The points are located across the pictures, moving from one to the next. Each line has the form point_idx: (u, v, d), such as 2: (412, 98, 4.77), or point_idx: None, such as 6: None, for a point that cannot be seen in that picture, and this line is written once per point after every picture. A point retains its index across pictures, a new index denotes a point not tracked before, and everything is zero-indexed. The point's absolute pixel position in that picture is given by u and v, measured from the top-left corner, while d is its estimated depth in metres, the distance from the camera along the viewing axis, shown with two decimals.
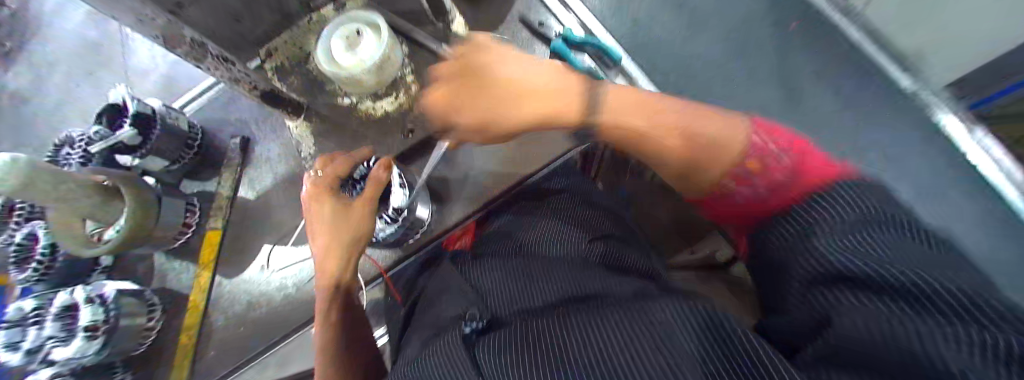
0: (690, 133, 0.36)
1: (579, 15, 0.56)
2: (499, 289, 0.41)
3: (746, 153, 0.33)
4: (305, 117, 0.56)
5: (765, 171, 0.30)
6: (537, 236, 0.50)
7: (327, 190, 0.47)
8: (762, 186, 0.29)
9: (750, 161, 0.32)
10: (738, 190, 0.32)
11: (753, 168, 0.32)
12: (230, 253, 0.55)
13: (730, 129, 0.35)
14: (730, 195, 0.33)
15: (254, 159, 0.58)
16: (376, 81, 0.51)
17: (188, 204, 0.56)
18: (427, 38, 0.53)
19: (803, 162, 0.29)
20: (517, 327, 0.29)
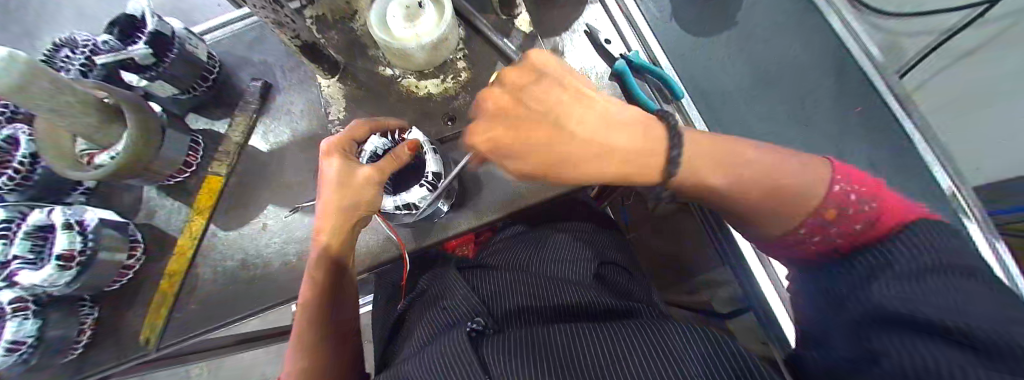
0: (777, 177, 0.33)
1: (645, 40, 0.54)
2: (498, 301, 0.40)
3: (823, 197, 0.31)
4: (340, 78, 0.51)
5: (847, 220, 0.30)
6: (542, 255, 0.50)
7: (343, 151, 0.40)
8: (842, 236, 0.30)
9: (829, 208, 0.31)
10: (814, 239, 0.32)
11: (831, 214, 0.31)
12: (230, 204, 0.51)
13: (812, 174, 0.33)
14: (804, 244, 0.33)
15: (274, 108, 0.54)
16: (427, 60, 0.49)
17: (192, 142, 0.52)
18: (488, 27, 0.50)
19: (885, 207, 0.29)
20: (516, 333, 0.32)
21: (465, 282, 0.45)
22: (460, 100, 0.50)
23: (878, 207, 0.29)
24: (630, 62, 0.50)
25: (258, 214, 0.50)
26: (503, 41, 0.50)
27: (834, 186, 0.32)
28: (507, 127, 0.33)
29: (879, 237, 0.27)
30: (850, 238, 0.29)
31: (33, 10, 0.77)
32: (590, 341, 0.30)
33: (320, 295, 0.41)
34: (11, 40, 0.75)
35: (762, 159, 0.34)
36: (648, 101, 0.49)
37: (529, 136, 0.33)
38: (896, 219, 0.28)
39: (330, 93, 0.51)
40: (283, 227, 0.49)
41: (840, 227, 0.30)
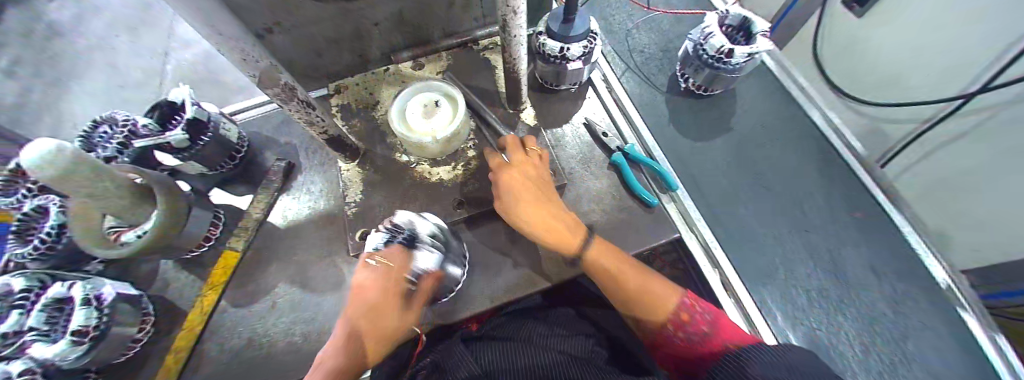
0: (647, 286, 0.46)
1: (642, 134, 0.60)
2: (504, 368, 0.40)
3: (679, 307, 0.44)
4: (359, 162, 0.55)
5: (695, 323, 0.42)
6: (542, 325, 0.51)
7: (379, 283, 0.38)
8: (695, 334, 0.41)
9: (684, 313, 0.44)
10: (679, 335, 0.43)
11: (684, 317, 0.43)
12: (243, 279, 0.53)
13: (668, 292, 0.46)
14: (676, 338, 0.43)
15: (294, 187, 0.58)
16: (440, 150, 0.53)
17: (214, 217, 0.55)
18: (497, 121, 0.56)
19: (720, 320, 0.42)
20: None
21: (468, 347, 0.46)
22: (468, 186, 0.53)
23: (713, 318, 0.42)
24: (628, 154, 0.55)
25: (269, 290, 0.52)
26: (509, 134, 0.54)
27: (684, 300, 0.45)
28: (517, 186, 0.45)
29: (722, 342, 0.38)
30: (699, 332, 0.41)
31: (72, 73, 0.82)
32: None
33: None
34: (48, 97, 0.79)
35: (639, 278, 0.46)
36: (643, 192, 0.52)
37: (529, 200, 0.44)
38: (737, 334, 0.39)
39: (349, 176, 0.54)
40: (292, 305, 0.51)
41: (692, 328, 0.42)
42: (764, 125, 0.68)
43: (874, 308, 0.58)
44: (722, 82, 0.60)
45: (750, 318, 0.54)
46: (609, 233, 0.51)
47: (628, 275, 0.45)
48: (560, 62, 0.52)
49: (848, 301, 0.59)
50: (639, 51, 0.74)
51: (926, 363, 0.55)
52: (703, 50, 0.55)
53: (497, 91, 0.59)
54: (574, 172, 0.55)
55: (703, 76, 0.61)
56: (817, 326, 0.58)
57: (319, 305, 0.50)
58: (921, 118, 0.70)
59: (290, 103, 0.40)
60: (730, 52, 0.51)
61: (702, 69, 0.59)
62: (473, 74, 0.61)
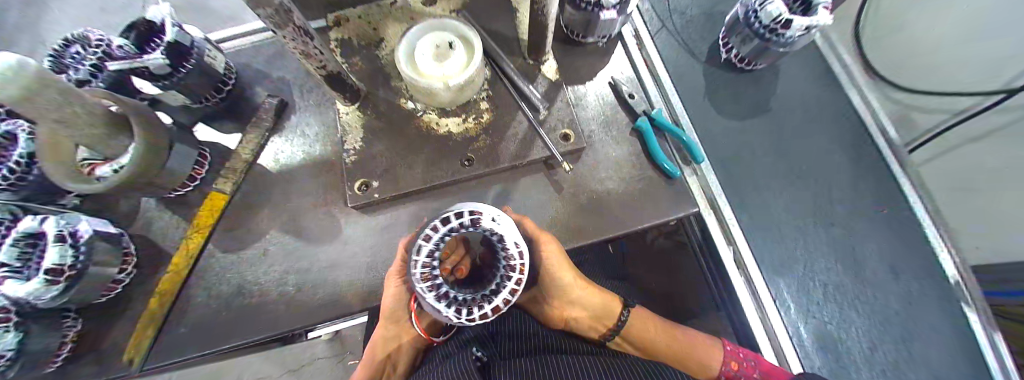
0: (691, 345, 0.52)
1: (670, 100, 0.54)
2: (507, 338, 0.44)
3: (727, 355, 0.51)
4: (360, 105, 0.50)
5: (744, 370, 0.50)
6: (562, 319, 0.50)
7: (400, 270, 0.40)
8: None
9: (732, 362, 0.51)
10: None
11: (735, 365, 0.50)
12: (234, 224, 0.49)
13: (708, 346, 0.52)
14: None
15: (287, 128, 0.53)
16: (450, 98, 0.48)
17: (199, 156, 0.50)
18: (515, 71, 0.50)
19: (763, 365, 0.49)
20: (534, 360, 0.36)
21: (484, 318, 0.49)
22: (479, 142, 0.49)
23: (758, 364, 0.50)
24: (653, 120, 0.50)
25: (260, 237, 0.48)
26: (528, 88, 0.49)
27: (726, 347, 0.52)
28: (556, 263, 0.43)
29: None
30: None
31: None
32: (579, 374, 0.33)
33: (389, 329, 0.47)
34: (9, 10, 0.70)
35: (671, 335, 0.53)
36: (667, 162, 0.48)
37: (566, 275, 0.44)
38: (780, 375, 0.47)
39: (348, 120, 0.49)
40: (286, 254, 0.48)
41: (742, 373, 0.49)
42: (798, 104, 0.63)
43: (880, 300, 0.58)
44: (770, 56, 0.54)
45: (760, 300, 0.52)
46: (632, 208, 0.48)
47: (656, 334, 0.52)
48: (593, 9, 0.46)
49: (858, 292, 0.58)
50: (681, 13, 0.66)
51: (923, 357, 0.56)
52: (756, 18, 0.49)
53: (517, 38, 0.53)
54: (594, 136, 0.51)
55: (750, 48, 0.55)
56: (825, 317, 0.57)
57: (316, 257, 0.47)
58: (961, 110, 0.66)
59: (285, 29, 0.33)
60: (787, 23, 0.45)
61: (751, 40, 0.53)
62: (492, 19, 0.54)
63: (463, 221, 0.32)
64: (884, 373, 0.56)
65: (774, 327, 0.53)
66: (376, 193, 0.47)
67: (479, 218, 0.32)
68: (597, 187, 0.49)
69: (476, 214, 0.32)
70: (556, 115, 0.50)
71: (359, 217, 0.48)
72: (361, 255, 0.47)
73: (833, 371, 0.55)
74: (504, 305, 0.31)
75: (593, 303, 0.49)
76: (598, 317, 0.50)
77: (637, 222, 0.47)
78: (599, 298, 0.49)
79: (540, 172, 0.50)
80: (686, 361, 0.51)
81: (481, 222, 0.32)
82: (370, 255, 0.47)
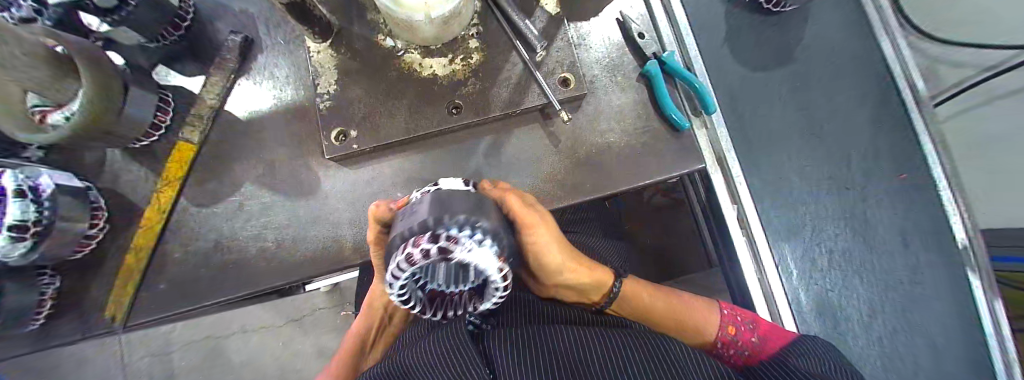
0: (686, 310, 0.51)
1: (683, 41, 0.48)
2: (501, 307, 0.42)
3: (724, 320, 0.49)
4: (333, 43, 0.44)
5: (741, 335, 0.47)
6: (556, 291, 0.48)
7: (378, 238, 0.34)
8: (747, 347, 0.46)
9: (728, 325, 0.49)
10: (727, 349, 0.47)
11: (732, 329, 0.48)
12: (206, 178, 0.45)
13: (707, 313, 0.51)
14: (730, 352, 0.47)
15: (255, 70, 0.47)
16: (435, 35, 0.42)
17: (160, 99, 0.42)
18: (510, 3, 0.44)
19: (762, 326, 0.47)
20: (529, 329, 0.34)
21: None
22: (468, 86, 0.44)
23: (755, 326, 0.47)
24: (664, 65, 0.44)
25: (235, 191, 0.45)
26: (525, 23, 0.43)
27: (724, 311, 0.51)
28: (547, 247, 0.36)
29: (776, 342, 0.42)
30: (748, 343, 0.46)
31: None
32: (577, 344, 0.32)
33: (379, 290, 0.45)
34: None
35: (668, 303, 0.51)
36: (676, 113, 0.43)
37: (558, 257, 0.38)
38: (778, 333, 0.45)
39: (321, 60, 0.44)
40: (265, 209, 0.45)
41: (740, 339, 0.47)
42: (829, 50, 0.56)
43: (882, 263, 0.56)
44: None
45: (760, 261, 0.51)
46: (634, 162, 0.44)
47: (652, 302, 0.50)
48: None
49: (863, 258, 0.57)
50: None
51: (922, 325, 0.56)
52: None
53: None
54: (598, 82, 0.46)
55: None
56: (825, 282, 0.56)
57: (297, 212, 0.44)
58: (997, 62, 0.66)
59: None
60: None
61: None
62: None
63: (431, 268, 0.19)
64: (879, 338, 0.56)
65: (771, 288, 0.52)
66: (355, 144, 0.42)
67: (450, 256, 0.19)
68: (598, 139, 0.44)
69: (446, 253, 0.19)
70: (555, 57, 0.44)
71: (339, 169, 0.44)
72: (344, 212, 0.44)
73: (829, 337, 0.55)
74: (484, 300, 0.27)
75: (588, 278, 0.44)
76: (591, 290, 0.46)
77: (639, 179, 0.43)
78: (593, 274, 0.44)
79: (536, 122, 0.45)
80: (683, 329, 0.49)
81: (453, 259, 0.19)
82: (353, 211, 0.44)
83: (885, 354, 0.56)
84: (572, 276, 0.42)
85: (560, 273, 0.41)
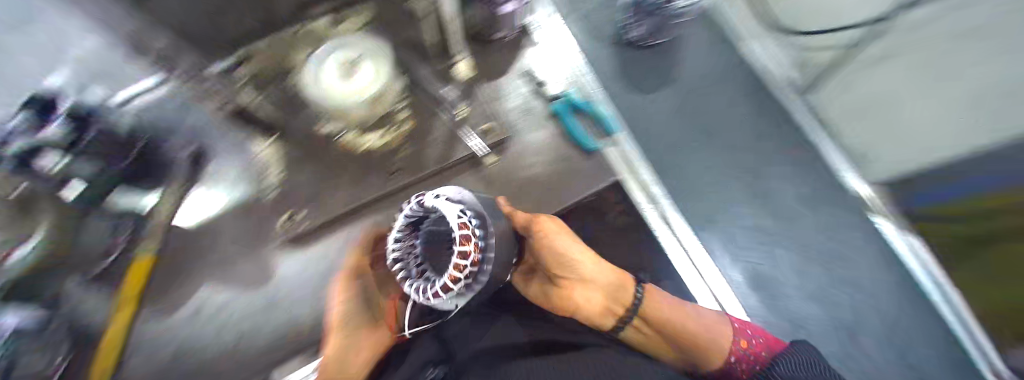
0: (699, 320, 0.48)
1: (582, 79, 0.57)
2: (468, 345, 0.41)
3: (735, 332, 0.47)
4: (278, 138, 0.49)
5: (752, 348, 0.45)
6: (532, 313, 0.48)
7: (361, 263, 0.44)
8: (753, 360, 0.43)
9: (742, 340, 0.46)
10: (734, 361, 0.44)
11: (741, 342, 0.46)
12: (167, 287, 0.48)
13: (719, 324, 0.48)
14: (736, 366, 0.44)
15: (207, 176, 0.51)
16: (366, 115, 0.46)
17: (121, 219, 0.43)
18: (428, 77, 0.51)
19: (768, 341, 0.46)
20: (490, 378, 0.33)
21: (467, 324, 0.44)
22: (403, 152, 0.50)
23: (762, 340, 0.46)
24: (568, 103, 0.53)
25: (193, 295, 0.47)
26: (443, 92, 0.50)
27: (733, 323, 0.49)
28: (556, 240, 0.44)
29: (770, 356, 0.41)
30: (753, 356, 0.44)
31: None
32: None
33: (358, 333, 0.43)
34: None
35: (675, 312, 0.48)
36: (585, 140, 0.50)
37: (568, 250, 0.45)
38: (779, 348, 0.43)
39: (266, 155, 0.49)
40: (221, 307, 0.47)
41: (749, 352, 0.45)
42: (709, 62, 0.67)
43: (799, 232, 0.66)
44: (666, 29, 0.64)
45: (689, 252, 0.57)
46: (563, 181, 0.50)
47: (668, 311, 0.48)
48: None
49: (776, 229, 0.66)
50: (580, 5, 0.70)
51: (846, 274, 0.65)
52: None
53: (428, 42, 0.51)
54: (516, 125, 0.52)
55: (649, 26, 0.63)
56: (756, 258, 0.65)
57: (257, 301, 0.47)
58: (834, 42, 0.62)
59: None
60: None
61: (648, 19, 0.61)
62: (405, 24, 0.50)
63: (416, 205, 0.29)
64: (813, 292, 0.65)
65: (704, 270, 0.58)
66: (304, 222, 0.47)
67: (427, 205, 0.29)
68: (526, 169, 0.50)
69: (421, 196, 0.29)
70: (475, 113, 0.52)
71: (292, 251, 0.47)
72: (301, 291, 0.47)
73: (768, 302, 0.63)
74: (453, 288, 0.27)
75: (607, 279, 0.48)
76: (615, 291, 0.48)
77: (564, 197, 0.49)
78: (609, 274, 0.48)
79: (470, 170, 0.50)
80: (692, 342, 0.46)
81: (425, 203, 0.29)
82: (308, 289, 0.47)
83: (823, 305, 0.64)
84: (587, 274, 0.47)
85: (573, 271, 0.47)
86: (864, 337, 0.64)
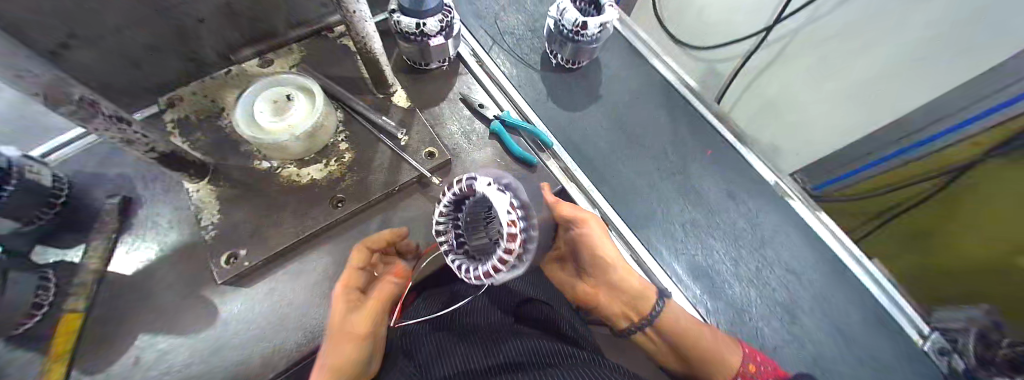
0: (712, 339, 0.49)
1: (515, 98, 0.60)
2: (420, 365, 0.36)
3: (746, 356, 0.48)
4: (211, 179, 0.48)
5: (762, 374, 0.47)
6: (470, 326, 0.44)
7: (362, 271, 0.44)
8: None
9: (751, 364, 0.47)
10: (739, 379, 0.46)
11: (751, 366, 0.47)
12: (98, 340, 0.44)
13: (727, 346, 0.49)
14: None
15: (137, 224, 0.50)
16: (303, 147, 0.48)
17: (42, 278, 0.43)
18: (365, 106, 0.52)
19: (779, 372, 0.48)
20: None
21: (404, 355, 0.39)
22: (346, 180, 0.50)
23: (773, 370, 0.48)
24: (504, 121, 0.55)
25: (128, 346, 0.44)
26: (381, 119, 0.51)
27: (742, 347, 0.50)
28: (598, 241, 0.50)
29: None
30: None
31: None
32: None
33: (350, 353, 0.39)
34: None
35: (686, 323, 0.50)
36: (525, 153, 0.52)
37: (608, 249, 0.51)
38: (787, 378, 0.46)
39: (200, 197, 0.47)
40: (162, 355, 0.44)
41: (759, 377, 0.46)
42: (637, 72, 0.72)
43: (734, 223, 0.66)
44: (584, 55, 0.65)
45: (635, 249, 0.57)
46: None
47: (679, 320, 0.50)
48: (422, 39, 0.51)
49: (708, 221, 0.65)
50: (512, 31, 0.74)
51: (776, 256, 0.64)
52: (562, 25, 0.58)
53: (361, 77, 0.56)
54: (459, 146, 0.54)
55: (568, 51, 0.64)
56: (692, 250, 0.63)
57: (197, 347, 0.44)
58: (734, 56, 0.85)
59: (93, 121, 0.32)
60: (585, 25, 0.55)
61: (565, 45, 0.62)
62: (335, 65, 0.56)
63: (459, 188, 0.33)
64: (749, 278, 0.63)
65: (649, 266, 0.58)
66: (245, 260, 0.45)
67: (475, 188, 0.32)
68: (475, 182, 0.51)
69: (471, 179, 0.32)
70: (416, 138, 0.52)
71: (234, 291, 0.46)
72: (246, 329, 0.45)
73: (711, 293, 0.61)
74: (498, 270, 0.30)
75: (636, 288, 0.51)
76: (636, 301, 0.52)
77: None
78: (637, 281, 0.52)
79: (416, 191, 0.52)
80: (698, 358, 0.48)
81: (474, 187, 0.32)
82: (255, 326, 0.45)
83: (760, 290, 0.62)
84: (620, 279, 0.51)
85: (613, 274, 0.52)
86: (803, 317, 0.62)
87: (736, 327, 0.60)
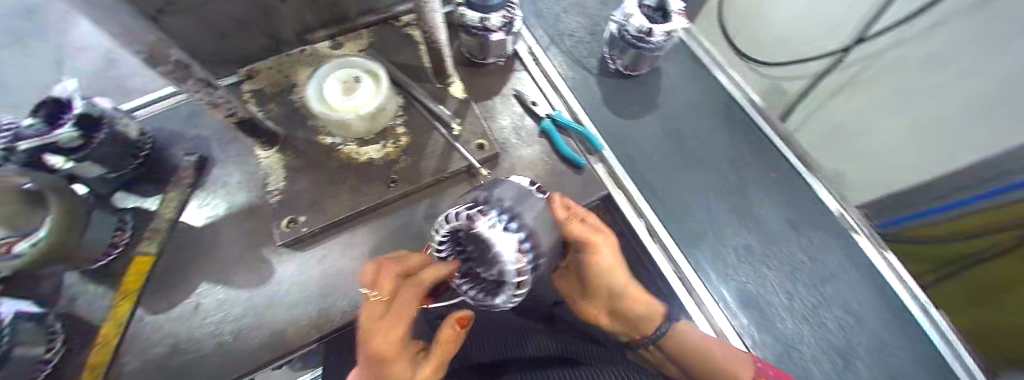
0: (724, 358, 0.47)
1: (566, 101, 0.62)
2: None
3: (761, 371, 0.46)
4: (280, 148, 0.52)
5: None
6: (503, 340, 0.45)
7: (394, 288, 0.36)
8: None
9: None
10: None
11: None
12: (164, 284, 0.48)
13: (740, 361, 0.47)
14: None
15: (208, 183, 0.54)
16: (365, 128, 0.51)
17: (120, 221, 0.47)
18: (425, 95, 0.55)
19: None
20: None
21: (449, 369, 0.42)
22: (400, 163, 0.52)
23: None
24: (555, 122, 0.56)
25: (191, 293, 0.48)
26: (439, 107, 0.54)
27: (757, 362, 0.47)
28: (609, 266, 0.48)
29: None
30: None
31: None
32: None
33: None
34: None
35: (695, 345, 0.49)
36: (574, 155, 0.53)
37: (612, 276, 0.49)
38: None
39: (269, 163, 0.51)
40: (219, 305, 0.47)
41: None
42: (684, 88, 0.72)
43: (785, 249, 0.64)
44: (645, 62, 0.66)
45: (674, 260, 0.59)
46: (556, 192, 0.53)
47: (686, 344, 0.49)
48: (484, 34, 0.53)
49: (764, 248, 0.64)
50: (568, 36, 0.75)
51: (834, 295, 0.62)
52: (625, 30, 0.60)
53: (423, 66, 0.58)
54: (509, 142, 0.55)
55: (629, 57, 0.65)
56: (743, 277, 0.62)
57: (253, 301, 0.47)
58: (809, 73, 0.86)
59: (186, 82, 0.35)
60: (651, 31, 0.57)
61: (627, 50, 0.64)
62: (401, 52, 0.59)
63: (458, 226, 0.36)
64: (804, 314, 0.61)
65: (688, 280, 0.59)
66: (304, 227, 0.48)
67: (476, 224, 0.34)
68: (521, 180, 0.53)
69: (468, 219, 0.35)
70: (469, 130, 0.54)
71: (289, 254, 0.49)
72: (298, 291, 0.47)
73: (759, 325, 0.60)
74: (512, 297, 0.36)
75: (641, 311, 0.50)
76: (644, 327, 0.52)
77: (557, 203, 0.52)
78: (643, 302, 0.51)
79: (465, 181, 0.53)
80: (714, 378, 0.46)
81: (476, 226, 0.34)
82: (305, 289, 0.48)
83: (814, 329, 0.61)
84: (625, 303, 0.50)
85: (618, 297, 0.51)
86: (857, 363, 0.59)
87: (783, 362, 0.59)
